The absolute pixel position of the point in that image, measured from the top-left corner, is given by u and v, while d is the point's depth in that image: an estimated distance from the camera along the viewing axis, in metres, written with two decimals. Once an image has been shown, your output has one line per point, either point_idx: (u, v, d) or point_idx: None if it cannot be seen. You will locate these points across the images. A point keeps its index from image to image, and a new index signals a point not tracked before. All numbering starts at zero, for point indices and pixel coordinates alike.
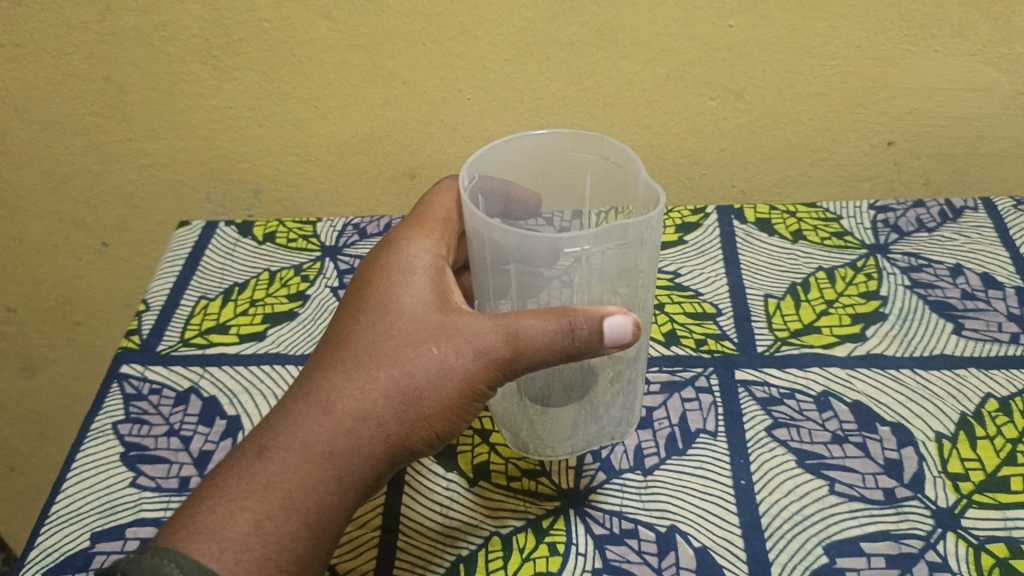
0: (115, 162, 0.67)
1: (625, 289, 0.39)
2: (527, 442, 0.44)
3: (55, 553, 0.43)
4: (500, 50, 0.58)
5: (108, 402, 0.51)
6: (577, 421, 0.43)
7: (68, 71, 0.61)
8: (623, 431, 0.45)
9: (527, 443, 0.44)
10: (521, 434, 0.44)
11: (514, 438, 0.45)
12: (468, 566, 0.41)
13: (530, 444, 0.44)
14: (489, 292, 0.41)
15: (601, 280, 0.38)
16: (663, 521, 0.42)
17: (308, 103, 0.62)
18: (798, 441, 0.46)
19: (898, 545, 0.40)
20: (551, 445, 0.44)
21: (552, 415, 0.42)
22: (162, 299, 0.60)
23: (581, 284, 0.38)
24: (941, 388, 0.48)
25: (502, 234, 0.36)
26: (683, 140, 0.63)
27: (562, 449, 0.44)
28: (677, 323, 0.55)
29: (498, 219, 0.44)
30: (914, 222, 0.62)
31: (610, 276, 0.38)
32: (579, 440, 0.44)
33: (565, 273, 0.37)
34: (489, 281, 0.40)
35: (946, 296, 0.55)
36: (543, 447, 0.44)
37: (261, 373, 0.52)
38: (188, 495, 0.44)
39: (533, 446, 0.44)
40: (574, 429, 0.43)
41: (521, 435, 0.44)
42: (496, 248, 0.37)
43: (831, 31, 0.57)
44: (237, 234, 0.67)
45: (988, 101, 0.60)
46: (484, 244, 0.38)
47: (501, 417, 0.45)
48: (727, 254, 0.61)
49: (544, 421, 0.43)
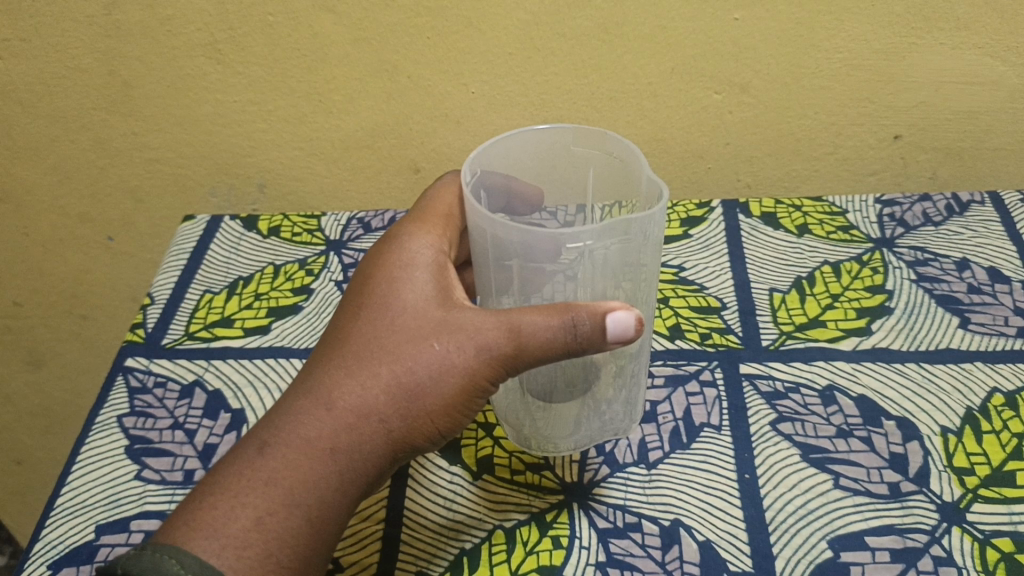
0: (120, 156, 0.67)
1: (629, 284, 0.39)
2: (527, 439, 0.44)
3: (61, 546, 0.43)
4: (504, 44, 0.58)
5: (112, 396, 0.52)
6: (577, 419, 0.43)
7: (73, 65, 0.61)
8: (625, 428, 0.45)
9: (528, 440, 0.44)
10: (521, 430, 0.44)
11: (515, 434, 0.45)
12: (472, 560, 0.41)
13: (531, 441, 0.44)
14: (492, 288, 0.41)
15: (604, 275, 0.38)
16: (667, 514, 0.42)
17: (312, 98, 0.62)
18: (802, 435, 0.46)
19: (902, 540, 0.40)
20: (550, 443, 0.44)
21: (552, 413, 0.43)
22: (167, 293, 0.60)
23: (583, 280, 0.38)
24: (948, 382, 0.48)
25: (504, 229, 0.36)
26: (688, 134, 0.63)
27: (563, 446, 0.44)
28: (681, 317, 0.55)
29: (501, 214, 0.44)
30: (921, 215, 0.62)
31: (613, 272, 0.38)
32: (579, 438, 0.44)
33: (567, 270, 0.37)
34: (492, 276, 0.40)
35: (951, 290, 0.55)
36: (543, 444, 0.44)
37: (266, 366, 0.52)
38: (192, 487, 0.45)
39: (534, 443, 0.44)
40: (575, 427, 0.43)
41: (521, 432, 0.44)
42: (499, 243, 0.37)
43: (837, 24, 0.56)
44: (241, 228, 0.67)
45: (995, 94, 0.60)
46: (487, 240, 0.38)
47: (503, 414, 0.45)
48: (732, 248, 0.61)
49: (543, 419, 0.43)
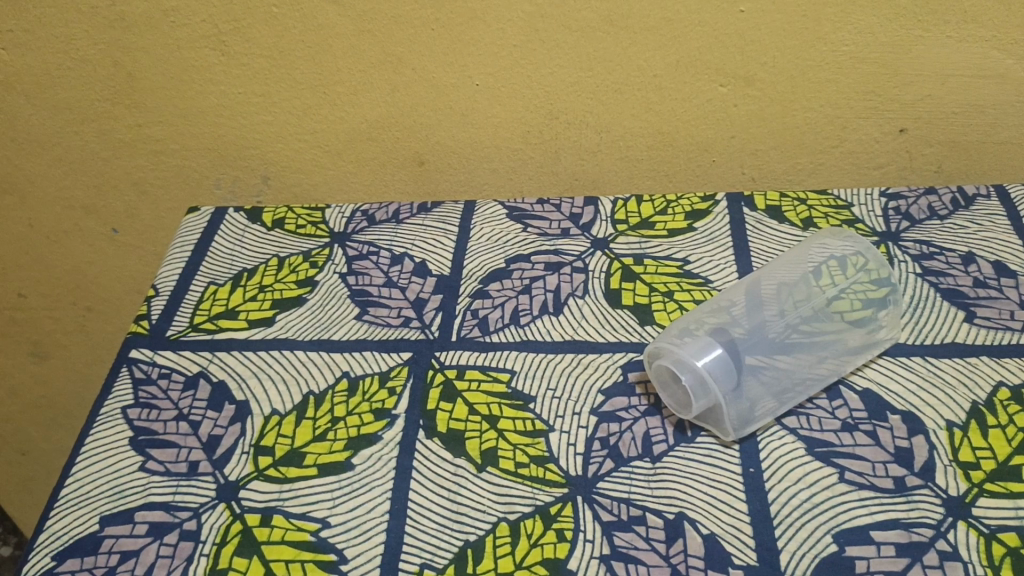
0: (125, 148, 0.67)
1: (779, 345, 0.49)
2: (694, 367, 0.45)
3: (65, 536, 0.44)
4: (509, 36, 0.58)
5: (117, 387, 0.52)
6: (741, 385, 0.46)
7: (78, 56, 0.61)
8: (724, 438, 0.45)
9: (687, 372, 0.45)
10: (697, 361, 0.45)
11: (665, 367, 0.46)
12: (477, 552, 0.41)
13: (696, 372, 0.44)
14: (699, 342, 0.46)
15: (764, 339, 0.49)
16: (672, 508, 0.43)
17: (316, 90, 0.62)
18: (807, 429, 0.46)
19: (908, 534, 0.41)
20: (712, 384, 0.44)
21: (732, 363, 0.45)
22: (172, 284, 0.59)
23: (757, 348, 0.48)
24: (953, 375, 0.48)
25: (756, 318, 0.50)
26: (693, 126, 0.63)
27: (699, 405, 0.44)
28: (687, 311, 0.53)
29: (666, 373, 0.46)
30: (926, 209, 0.61)
31: (773, 337, 0.49)
32: (708, 409, 0.45)
33: (753, 339, 0.49)
34: (705, 344, 0.46)
35: (957, 284, 0.54)
36: (705, 378, 0.44)
37: (269, 358, 0.52)
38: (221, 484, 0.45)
39: (699, 370, 0.45)
40: (735, 388, 0.45)
41: (691, 363, 0.45)
42: (734, 321, 0.50)
43: (844, 17, 0.56)
44: (247, 219, 0.65)
45: (1002, 87, 0.59)
46: (725, 318, 0.50)
47: (662, 346, 0.47)
48: (737, 241, 0.59)
49: (724, 363, 0.45)
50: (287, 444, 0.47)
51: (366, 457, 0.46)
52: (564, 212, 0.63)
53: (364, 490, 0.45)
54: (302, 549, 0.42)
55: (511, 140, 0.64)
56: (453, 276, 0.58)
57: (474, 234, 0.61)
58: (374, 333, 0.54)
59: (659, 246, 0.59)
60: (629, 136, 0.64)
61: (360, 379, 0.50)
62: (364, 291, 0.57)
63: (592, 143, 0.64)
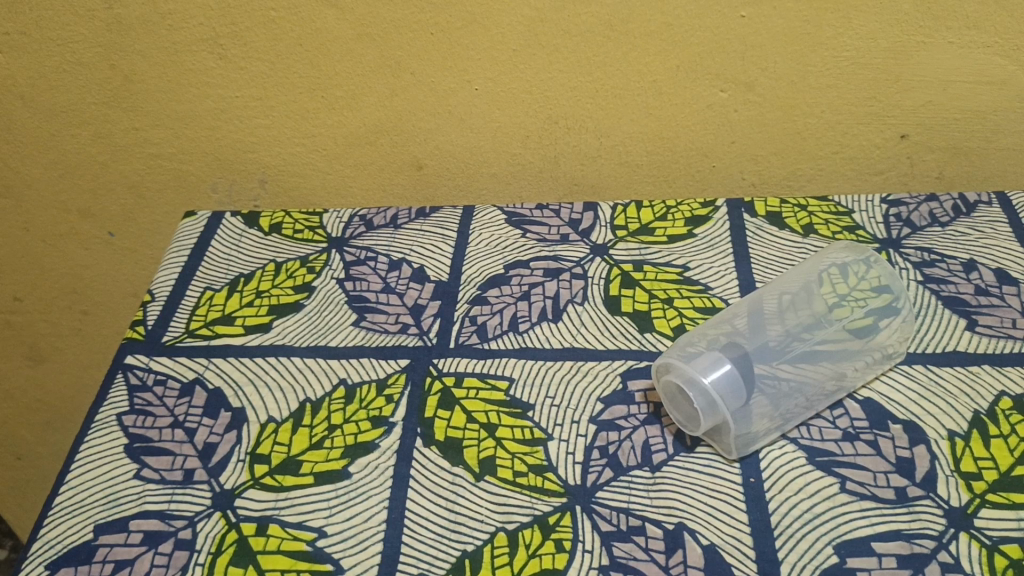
0: (120, 152, 0.67)
1: (784, 357, 0.48)
2: (702, 383, 0.44)
3: (59, 546, 0.43)
4: (508, 41, 0.58)
5: (112, 393, 0.51)
6: (749, 402, 0.45)
7: (74, 58, 0.61)
8: (728, 456, 0.45)
9: (695, 388, 0.44)
10: (706, 379, 0.44)
11: (674, 383, 0.45)
12: (474, 562, 0.41)
13: (704, 390, 0.44)
14: (708, 358, 0.46)
15: (770, 350, 0.48)
16: (671, 518, 0.42)
17: (314, 93, 0.61)
18: (808, 438, 0.45)
19: (909, 546, 0.40)
20: (721, 401, 0.44)
21: (740, 380, 0.45)
22: (168, 289, 0.59)
23: (764, 361, 0.48)
24: (955, 384, 0.48)
25: (764, 331, 0.50)
26: (692, 132, 0.62)
27: (708, 421, 0.44)
28: (686, 318, 0.53)
29: (675, 389, 0.45)
30: (927, 216, 0.60)
31: (780, 349, 0.49)
32: (715, 427, 0.45)
33: (761, 352, 0.48)
34: (715, 361, 0.46)
35: (959, 292, 0.54)
36: (713, 394, 0.44)
37: (266, 365, 0.52)
38: (215, 493, 0.45)
39: (706, 387, 0.44)
40: (743, 406, 0.45)
41: (700, 381, 0.44)
42: (742, 333, 0.49)
43: (845, 22, 0.56)
44: (243, 224, 0.65)
45: (1003, 93, 0.59)
46: (734, 331, 0.49)
47: (672, 361, 0.46)
48: (737, 247, 0.59)
49: (732, 379, 0.45)
50: (283, 451, 0.47)
51: (363, 465, 0.46)
52: (564, 217, 0.63)
53: (360, 499, 0.44)
54: (298, 560, 0.42)
55: (510, 144, 0.64)
56: (452, 282, 0.57)
57: (472, 239, 0.61)
58: (371, 340, 0.53)
59: (658, 252, 0.59)
60: (628, 141, 0.63)
61: (357, 387, 0.50)
62: (362, 297, 0.57)
63: (591, 147, 0.64)
